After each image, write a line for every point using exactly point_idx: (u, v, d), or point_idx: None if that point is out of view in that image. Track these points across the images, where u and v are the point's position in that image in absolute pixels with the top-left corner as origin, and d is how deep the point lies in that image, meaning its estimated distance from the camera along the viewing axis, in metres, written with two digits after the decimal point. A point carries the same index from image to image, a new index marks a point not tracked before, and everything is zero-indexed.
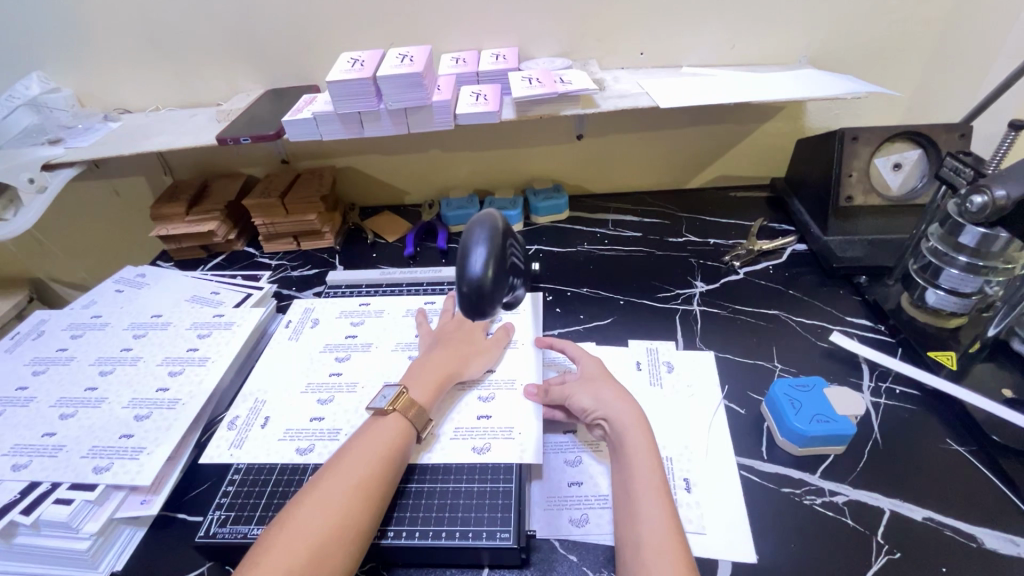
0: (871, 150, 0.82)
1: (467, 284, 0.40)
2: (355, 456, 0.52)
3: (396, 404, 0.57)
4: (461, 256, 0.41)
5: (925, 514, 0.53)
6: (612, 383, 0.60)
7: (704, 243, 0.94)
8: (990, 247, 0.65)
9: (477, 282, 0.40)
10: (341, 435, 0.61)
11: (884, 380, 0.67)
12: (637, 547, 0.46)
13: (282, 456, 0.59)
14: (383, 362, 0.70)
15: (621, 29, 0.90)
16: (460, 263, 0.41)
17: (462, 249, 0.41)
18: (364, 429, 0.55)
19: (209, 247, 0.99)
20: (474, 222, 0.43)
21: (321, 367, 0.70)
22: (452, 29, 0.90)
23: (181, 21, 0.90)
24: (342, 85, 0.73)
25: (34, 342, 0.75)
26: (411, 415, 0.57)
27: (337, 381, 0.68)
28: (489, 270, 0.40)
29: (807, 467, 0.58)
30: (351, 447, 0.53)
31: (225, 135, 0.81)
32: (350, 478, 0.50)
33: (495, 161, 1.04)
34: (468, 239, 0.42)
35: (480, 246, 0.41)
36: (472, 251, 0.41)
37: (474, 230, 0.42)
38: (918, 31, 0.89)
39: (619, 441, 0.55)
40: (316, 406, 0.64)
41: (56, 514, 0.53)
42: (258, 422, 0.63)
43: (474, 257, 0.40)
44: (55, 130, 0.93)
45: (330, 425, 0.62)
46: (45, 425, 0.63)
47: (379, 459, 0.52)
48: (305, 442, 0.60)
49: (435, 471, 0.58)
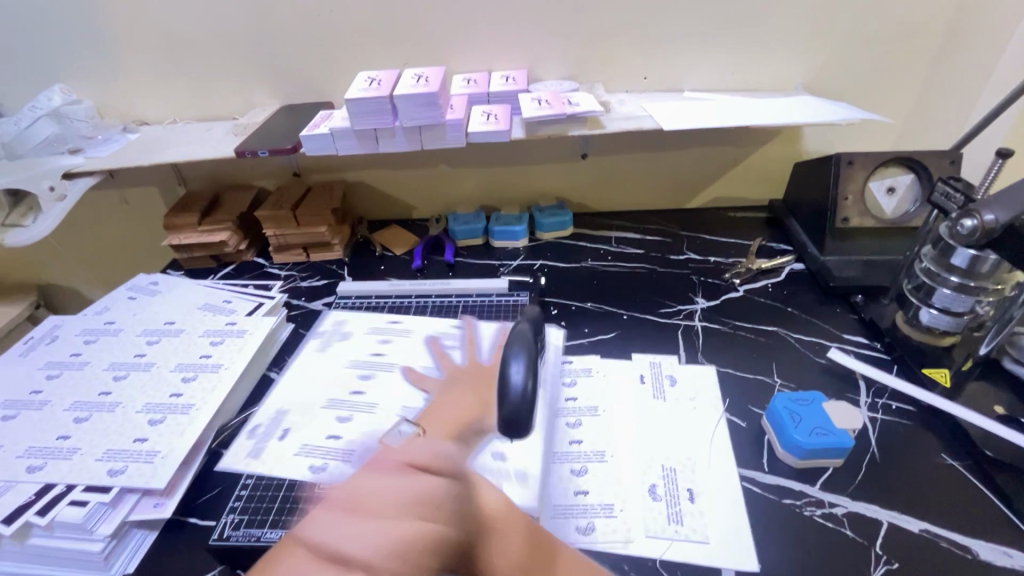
0: (867, 173, 0.85)
1: (510, 400, 0.52)
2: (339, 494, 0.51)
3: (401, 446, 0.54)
4: (503, 371, 0.55)
5: (922, 526, 0.55)
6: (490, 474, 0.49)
7: (705, 261, 0.96)
8: (980, 269, 0.67)
9: (516, 397, 0.53)
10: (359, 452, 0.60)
11: (881, 396, 0.69)
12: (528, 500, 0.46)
13: (295, 473, 0.58)
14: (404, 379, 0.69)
15: (626, 55, 0.94)
16: (503, 376, 0.55)
17: (504, 366, 0.55)
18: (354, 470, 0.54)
19: (219, 257, 1.01)
20: (513, 341, 0.58)
21: (341, 383, 0.70)
22: (465, 51, 0.94)
23: (204, 38, 0.93)
24: (361, 103, 0.76)
25: (47, 346, 0.76)
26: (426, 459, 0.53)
27: (359, 399, 0.67)
28: (528, 381, 0.54)
29: (808, 479, 0.60)
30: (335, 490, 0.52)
31: (242, 148, 0.84)
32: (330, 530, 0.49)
33: (501, 178, 1.07)
34: (508, 358, 0.56)
35: (518, 364, 0.55)
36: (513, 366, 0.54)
37: (512, 353, 0.56)
38: (909, 61, 0.93)
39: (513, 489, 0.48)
40: (335, 424, 0.64)
41: (71, 516, 0.54)
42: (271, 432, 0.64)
43: (513, 372, 0.54)
44: (78, 141, 0.95)
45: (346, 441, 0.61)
46: (59, 428, 0.64)
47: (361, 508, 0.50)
48: (321, 459, 0.59)
49: None
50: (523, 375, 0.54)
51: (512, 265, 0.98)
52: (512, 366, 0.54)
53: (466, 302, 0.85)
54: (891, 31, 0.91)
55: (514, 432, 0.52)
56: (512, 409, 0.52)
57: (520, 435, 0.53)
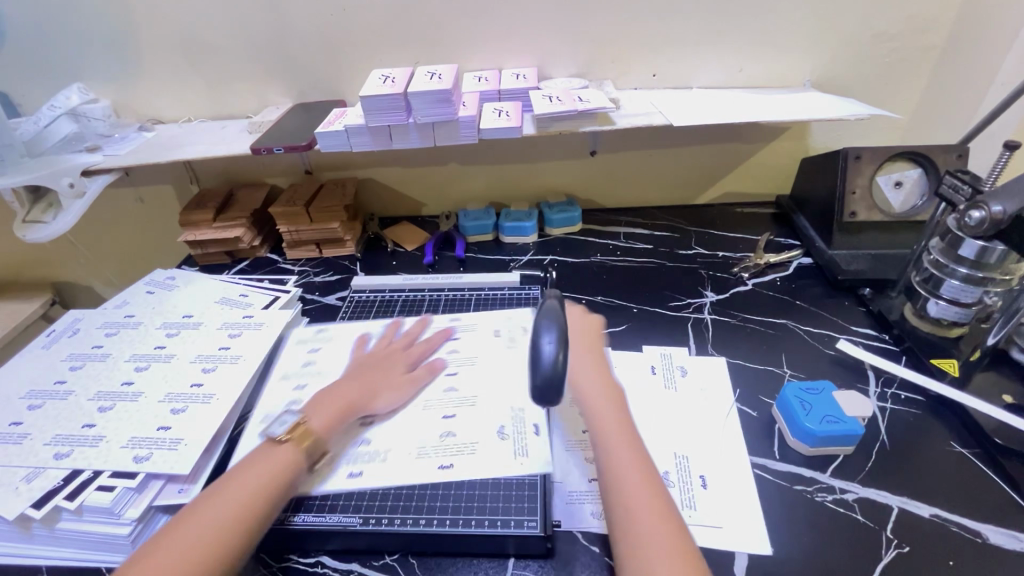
0: (874, 168, 0.86)
1: (539, 374, 0.49)
2: (248, 479, 0.51)
3: (292, 434, 0.55)
4: (532, 347, 0.52)
5: (931, 511, 0.56)
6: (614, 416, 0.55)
7: (713, 256, 0.97)
8: (988, 259, 0.68)
9: (547, 369, 0.49)
10: (478, 448, 0.58)
11: (890, 386, 0.70)
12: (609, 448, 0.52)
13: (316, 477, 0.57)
14: (482, 343, 0.71)
15: (635, 53, 0.95)
16: (533, 353, 0.51)
17: (533, 342, 0.52)
18: (268, 449, 0.54)
19: (233, 253, 1.03)
20: (539, 320, 0.54)
21: None
22: (476, 49, 0.96)
23: (220, 38, 0.95)
24: (376, 99, 0.77)
25: (69, 339, 0.78)
26: (306, 443, 0.55)
27: None
28: (556, 357, 0.50)
29: (819, 466, 0.61)
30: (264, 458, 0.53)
31: (259, 146, 0.86)
32: (249, 488, 0.50)
33: (511, 175, 1.08)
34: (536, 335, 0.52)
35: (547, 339, 0.51)
36: (542, 339, 0.51)
37: (542, 326, 0.53)
38: (916, 56, 0.94)
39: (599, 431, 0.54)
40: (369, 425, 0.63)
41: (99, 500, 0.55)
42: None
43: (543, 349, 0.51)
44: (94, 139, 0.98)
45: (464, 438, 0.59)
46: (84, 417, 0.65)
47: (276, 473, 0.52)
48: (445, 457, 0.57)
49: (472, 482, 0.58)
50: (554, 347, 0.50)
51: (522, 260, 0.99)
52: (543, 338, 0.51)
53: (479, 296, 0.87)
54: (898, 28, 0.92)
55: (545, 402, 0.50)
56: (545, 378, 0.49)
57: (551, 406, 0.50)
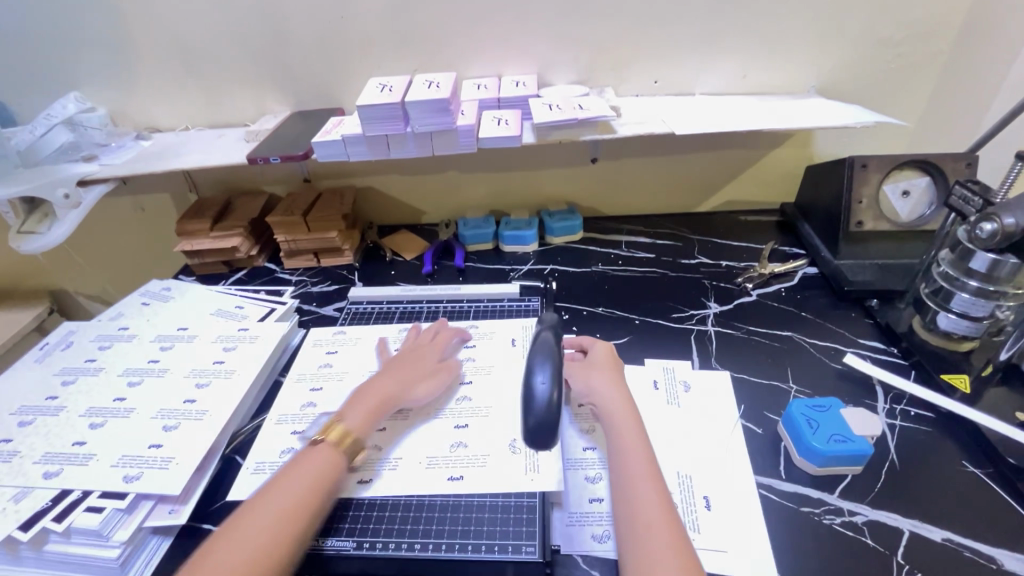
0: (881, 176, 0.84)
1: (533, 414, 0.55)
2: (292, 483, 0.52)
3: (329, 435, 0.56)
4: (527, 386, 0.57)
5: (943, 535, 0.54)
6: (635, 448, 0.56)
7: (716, 265, 0.95)
8: (1000, 273, 0.65)
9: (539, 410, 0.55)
10: (489, 460, 0.59)
11: (899, 402, 0.68)
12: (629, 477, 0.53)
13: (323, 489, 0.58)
14: (496, 352, 0.73)
15: (636, 59, 0.94)
16: (528, 394, 0.57)
17: (527, 382, 0.58)
18: (304, 455, 0.55)
19: (230, 262, 1.02)
20: (534, 359, 0.60)
21: None
22: (475, 56, 0.94)
23: (217, 46, 0.94)
24: (373, 109, 0.76)
25: (63, 352, 0.77)
26: (346, 444, 0.56)
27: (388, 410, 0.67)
28: (548, 396, 0.56)
29: (827, 486, 0.59)
30: (303, 464, 0.54)
31: (254, 155, 0.84)
32: (295, 491, 0.51)
33: (510, 183, 1.07)
34: (530, 374, 0.58)
35: (540, 379, 0.57)
36: (535, 378, 0.57)
37: (535, 365, 0.59)
38: (923, 62, 0.93)
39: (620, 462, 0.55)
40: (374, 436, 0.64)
41: (87, 522, 0.54)
42: (281, 452, 0.63)
43: (535, 389, 0.57)
44: (91, 149, 0.96)
45: (474, 450, 0.60)
46: (75, 434, 0.64)
47: (319, 478, 0.53)
48: (455, 469, 0.58)
49: (470, 505, 0.57)
50: (548, 385, 0.56)
51: (522, 270, 0.98)
52: (537, 374, 0.58)
53: (477, 307, 0.85)
54: (904, 34, 0.90)
55: (539, 441, 0.54)
56: (538, 415, 0.55)
57: (545, 445, 0.55)
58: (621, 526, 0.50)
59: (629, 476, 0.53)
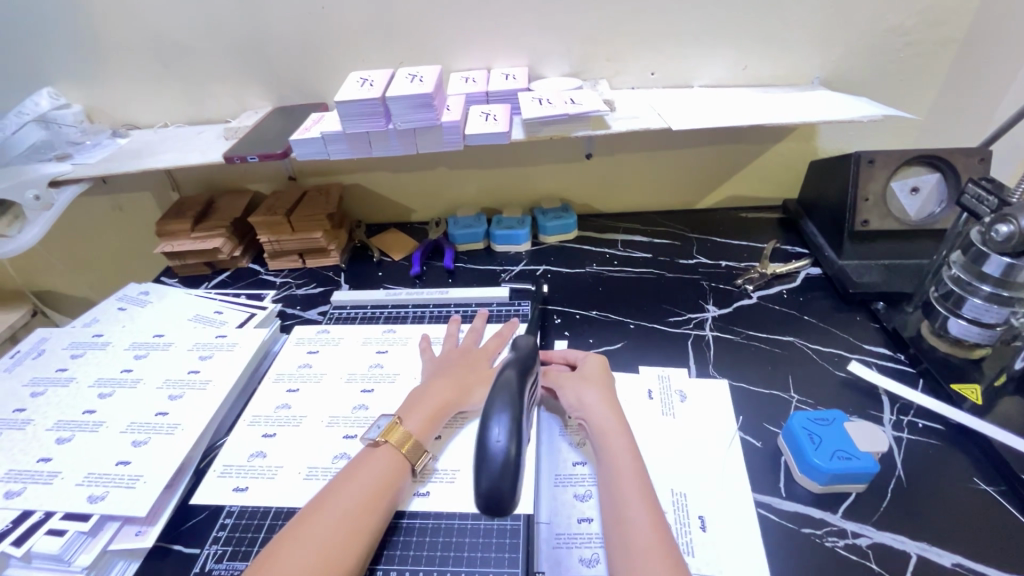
0: (889, 173, 0.80)
1: (485, 478, 0.45)
2: (360, 483, 0.50)
3: (390, 437, 0.55)
4: (481, 439, 0.47)
5: (954, 560, 0.50)
6: (625, 456, 0.53)
7: (716, 266, 0.92)
8: (1015, 278, 0.62)
9: (495, 472, 0.46)
10: (458, 476, 0.57)
11: (906, 414, 0.65)
12: (617, 486, 0.51)
13: (295, 500, 0.56)
14: None
15: (632, 51, 0.90)
16: (480, 448, 0.47)
17: (481, 434, 0.48)
18: (363, 457, 0.54)
19: (213, 263, 0.99)
20: (491, 399, 0.50)
21: (345, 402, 0.67)
22: (463, 47, 0.90)
23: (194, 39, 0.90)
24: (352, 105, 0.72)
25: (34, 361, 0.74)
26: (406, 447, 0.54)
27: (364, 414, 0.65)
28: (503, 454, 0.46)
29: (829, 506, 0.56)
30: (368, 462, 0.53)
31: (232, 153, 0.81)
32: (366, 488, 0.50)
33: (502, 180, 1.03)
34: (485, 422, 0.48)
35: (494, 432, 0.47)
36: (489, 430, 0.47)
37: (492, 408, 0.49)
38: (935, 51, 0.88)
39: (608, 471, 0.52)
40: (342, 443, 0.62)
41: (47, 547, 0.51)
42: (248, 456, 0.61)
43: (489, 446, 0.46)
44: (64, 147, 0.92)
45: (446, 466, 0.58)
46: (41, 450, 0.61)
47: (389, 475, 0.52)
48: (422, 484, 0.57)
49: (450, 529, 0.54)
50: (506, 440, 0.46)
51: (514, 271, 0.95)
52: (493, 426, 0.47)
53: (465, 312, 0.82)
54: (915, 21, 0.85)
55: (495, 510, 0.46)
56: (492, 479, 0.46)
57: (503, 511, 0.46)
58: (611, 548, 0.47)
59: (617, 488, 0.50)
